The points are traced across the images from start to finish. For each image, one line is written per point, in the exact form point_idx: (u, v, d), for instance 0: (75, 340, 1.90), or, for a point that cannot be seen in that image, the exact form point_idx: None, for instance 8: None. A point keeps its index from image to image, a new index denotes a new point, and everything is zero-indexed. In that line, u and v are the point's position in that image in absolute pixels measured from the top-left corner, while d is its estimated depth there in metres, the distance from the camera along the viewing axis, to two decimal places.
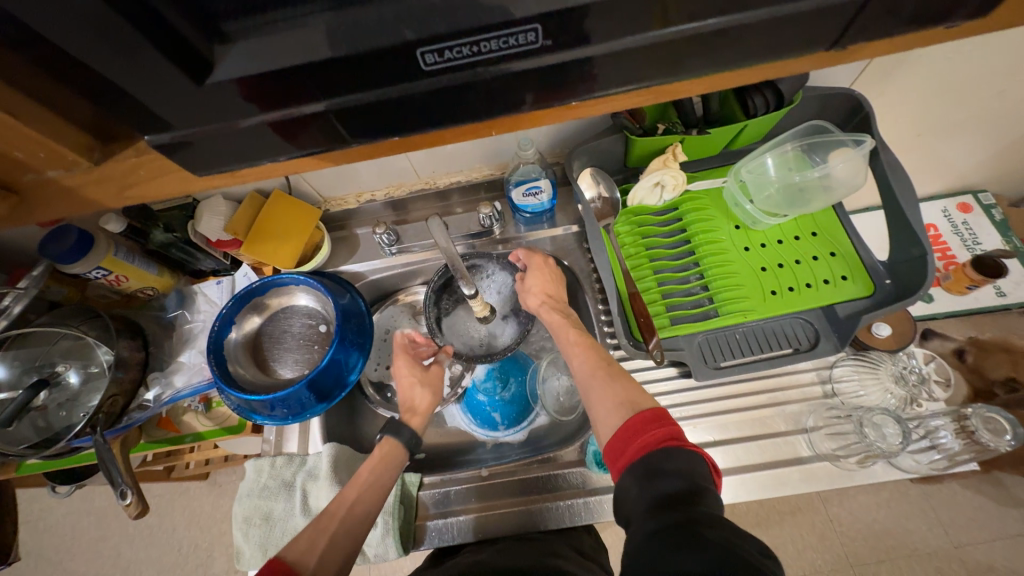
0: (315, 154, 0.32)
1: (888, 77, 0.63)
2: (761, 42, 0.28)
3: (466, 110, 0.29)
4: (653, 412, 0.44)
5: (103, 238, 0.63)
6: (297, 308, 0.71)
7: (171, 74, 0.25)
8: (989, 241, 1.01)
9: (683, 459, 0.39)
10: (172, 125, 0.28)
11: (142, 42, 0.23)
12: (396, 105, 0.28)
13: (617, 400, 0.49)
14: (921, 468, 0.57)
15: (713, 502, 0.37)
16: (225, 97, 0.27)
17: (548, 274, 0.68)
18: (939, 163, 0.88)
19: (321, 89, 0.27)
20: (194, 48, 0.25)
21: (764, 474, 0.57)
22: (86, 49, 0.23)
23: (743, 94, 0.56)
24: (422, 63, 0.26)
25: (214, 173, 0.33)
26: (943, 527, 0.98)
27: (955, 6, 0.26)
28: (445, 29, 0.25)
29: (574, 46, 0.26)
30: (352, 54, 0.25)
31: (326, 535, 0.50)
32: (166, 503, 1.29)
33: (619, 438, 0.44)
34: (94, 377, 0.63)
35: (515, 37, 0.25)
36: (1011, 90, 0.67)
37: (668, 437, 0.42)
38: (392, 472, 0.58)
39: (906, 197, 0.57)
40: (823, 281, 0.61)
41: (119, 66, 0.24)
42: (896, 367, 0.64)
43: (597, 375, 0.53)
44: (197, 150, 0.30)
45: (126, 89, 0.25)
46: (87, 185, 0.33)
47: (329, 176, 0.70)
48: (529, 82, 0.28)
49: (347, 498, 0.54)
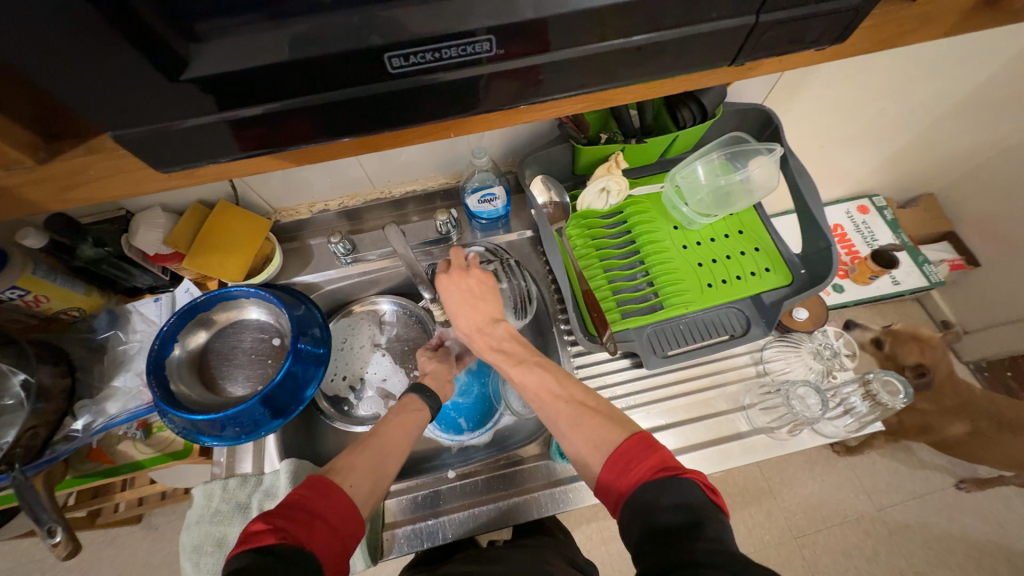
0: (280, 151, 0.33)
1: (793, 95, 0.73)
2: (678, 57, 0.32)
3: (428, 109, 0.32)
4: (634, 445, 0.44)
5: (19, 255, 0.58)
6: (247, 323, 0.68)
7: (146, 71, 0.25)
8: (884, 237, 1.17)
9: (675, 491, 0.39)
10: (138, 120, 0.27)
11: (108, 40, 0.23)
12: (364, 102, 0.30)
13: (591, 442, 0.48)
14: (838, 431, 0.66)
15: (716, 526, 0.37)
16: (190, 95, 0.27)
17: (491, 292, 0.63)
18: (839, 170, 1.01)
19: (290, 88, 0.28)
20: (168, 48, 0.25)
21: (710, 450, 0.62)
22: (49, 43, 0.22)
23: (672, 107, 0.63)
24: (389, 66, 0.28)
25: (176, 170, 0.32)
26: (865, 491, 1.11)
27: (828, 32, 0.32)
28: (410, 35, 0.27)
29: (523, 55, 0.30)
30: (324, 56, 0.27)
31: (359, 455, 0.51)
32: (90, 555, 1.15)
33: (609, 480, 0.44)
34: (8, 411, 0.57)
35: (473, 46, 0.28)
36: (887, 108, 0.80)
37: (655, 469, 0.41)
38: (416, 417, 0.59)
39: (811, 195, 0.65)
40: (750, 273, 0.69)
41: (76, 59, 0.23)
42: (814, 344, 0.73)
43: (564, 418, 0.52)
44: (160, 146, 0.29)
45: (91, 84, 0.25)
46: (30, 185, 0.31)
47: (279, 185, 0.69)
48: (483, 85, 0.31)
49: (377, 434, 0.55)
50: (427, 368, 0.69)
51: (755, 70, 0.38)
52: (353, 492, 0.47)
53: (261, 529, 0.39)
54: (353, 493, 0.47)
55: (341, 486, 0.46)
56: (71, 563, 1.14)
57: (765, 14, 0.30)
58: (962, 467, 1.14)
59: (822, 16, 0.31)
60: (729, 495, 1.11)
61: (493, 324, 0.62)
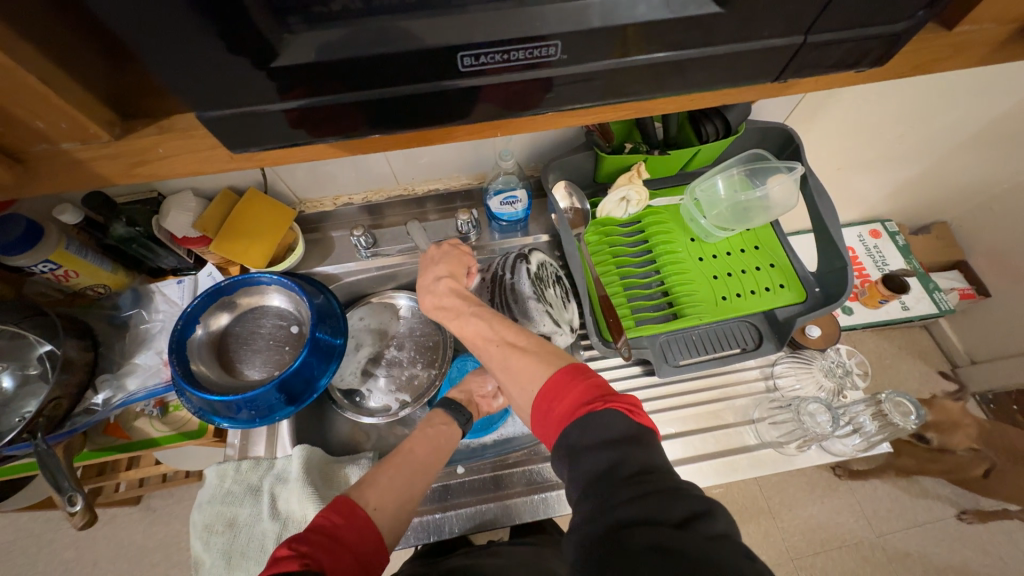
0: (341, 140, 0.34)
1: (816, 117, 0.74)
2: (723, 70, 0.34)
3: (489, 108, 0.33)
4: (556, 385, 0.44)
5: (54, 230, 0.59)
6: (267, 309, 0.69)
7: (238, 58, 0.26)
8: (895, 262, 1.17)
9: (592, 426, 0.39)
10: (223, 103, 0.29)
11: (209, 24, 0.24)
12: (429, 98, 0.31)
13: (523, 382, 0.48)
14: (845, 450, 0.66)
15: (637, 452, 0.37)
16: (274, 81, 0.28)
17: (455, 258, 0.62)
18: (855, 193, 1.02)
19: (362, 81, 0.29)
20: (262, 37, 0.26)
21: (719, 461, 0.63)
22: (160, 26, 0.24)
23: (697, 122, 0.65)
24: (460, 64, 0.29)
25: (243, 153, 0.34)
26: (865, 517, 1.11)
27: (869, 54, 0.34)
28: (482, 36, 0.28)
29: (582, 61, 0.31)
30: (402, 53, 0.28)
31: (388, 473, 0.51)
32: (86, 535, 1.16)
33: (541, 422, 0.44)
34: (32, 381, 0.58)
35: (540, 49, 0.29)
36: (907, 135, 0.81)
37: (576, 404, 0.41)
38: (445, 437, 0.59)
39: (830, 216, 0.66)
40: (765, 289, 0.70)
41: (177, 45, 0.25)
42: (825, 362, 0.74)
43: (499, 364, 0.52)
44: (234, 129, 0.31)
45: (186, 68, 0.26)
46: (103, 159, 0.33)
47: (307, 176, 0.70)
48: (548, 85, 0.32)
49: (405, 449, 0.54)
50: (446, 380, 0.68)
51: (791, 87, 0.40)
52: (377, 516, 0.46)
53: (285, 554, 0.38)
54: (376, 517, 0.46)
55: (365, 509, 0.46)
56: (66, 540, 1.14)
57: (814, 34, 0.31)
58: (965, 498, 1.13)
59: (866, 39, 0.32)
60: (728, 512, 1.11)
61: (436, 281, 0.60)
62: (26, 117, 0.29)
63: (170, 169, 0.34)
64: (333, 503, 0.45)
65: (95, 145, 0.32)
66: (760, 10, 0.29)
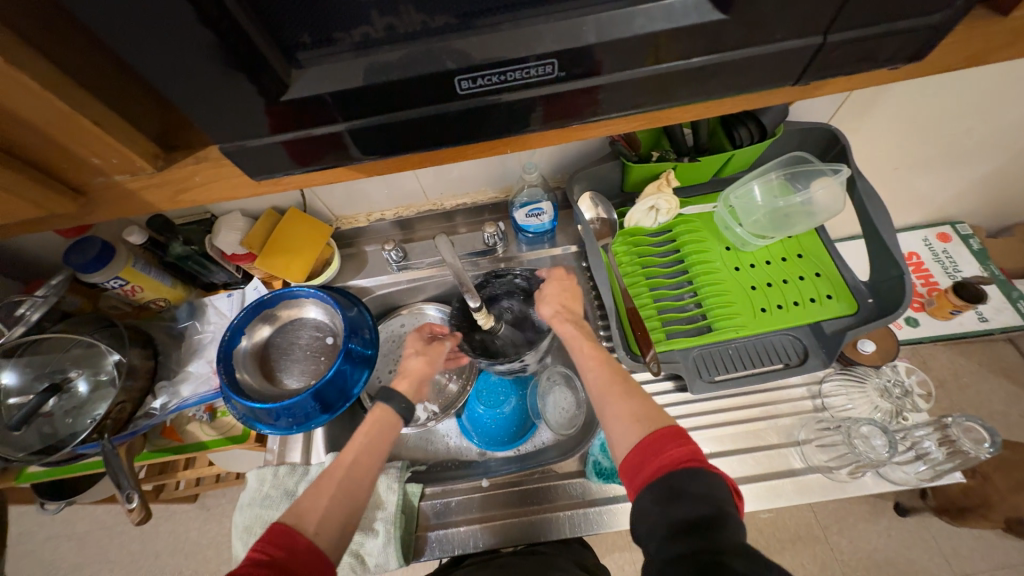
0: (346, 164, 0.36)
1: (864, 116, 0.69)
2: (738, 78, 0.32)
3: (494, 126, 0.34)
4: (672, 429, 0.42)
5: (123, 250, 0.66)
6: (306, 320, 0.73)
7: (252, 93, 0.28)
8: (969, 269, 1.06)
9: (706, 482, 0.38)
10: (242, 134, 0.31)
11: (230, 67, 0.26)
12: (431, 121, 0.32)
13: (633, 417, 0.47)
14: (908, 479, 0.60)
15: (737, 529, 0.36)
16: (289, 113, 0.30)
17: (570, 289, 0.65)
18: (917, 194, 0.93)
19: (367, 109, 0.31)
20: (274, 72, 0.28)
21: (759, 485, 0.58)
22: (187, 70, 0.26)
23: (729, 126, 0.62)
24: (459, 87, 0.30)
25: (267, 178, 0.36)
26: (942, 555, 0.99)
27: (901, 50, 0.31)
28: (480, 60, 0.29)
29: (583, 76, 0.31)
30: (404, 80, 0.29)
31: (326, 497, 0.48)
32: (150, 528, 1.25)
33: (639, 456, 0.42)
34: (103, 386, 0.63)
35: (536, 69, 0.29)
36: (977, 129, 0.74)
37: (689, 457, 0.40)
38: (388, 437, 0.56)
39: (882, 221, 0.61)
40: (810, 300, 0.65)
41: (202, 85, 0.27)
42: (880, 381, 0.69)
43: (611, 392, 0.51)
44: (257, 157, 0.33)
45: (212, 106, 0.28)
46: (149, 188, 0.37)
47: (342, 194, 0.74)
48: (549, 102, 0.32)
49: (345, 460, 0.52)
50: (409, 367, 0.64)
51: (817, 89, 0.37)
52: (317, 539, 0.44)
53: None
54: (317, 541, 0.44)
55: (305, 535, 0.44)
56: (134, 533, 1.24)
57: (833, 35, 0.30)
58: None
59: (895, 35, 0.30)
60: (777, 539, 1.02)
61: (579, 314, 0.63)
62: (84, 154, 0.33)
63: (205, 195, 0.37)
64: (270, 534, 0.44)
65: (142, 176, 0.36)
66: (770, 14, 0.28)
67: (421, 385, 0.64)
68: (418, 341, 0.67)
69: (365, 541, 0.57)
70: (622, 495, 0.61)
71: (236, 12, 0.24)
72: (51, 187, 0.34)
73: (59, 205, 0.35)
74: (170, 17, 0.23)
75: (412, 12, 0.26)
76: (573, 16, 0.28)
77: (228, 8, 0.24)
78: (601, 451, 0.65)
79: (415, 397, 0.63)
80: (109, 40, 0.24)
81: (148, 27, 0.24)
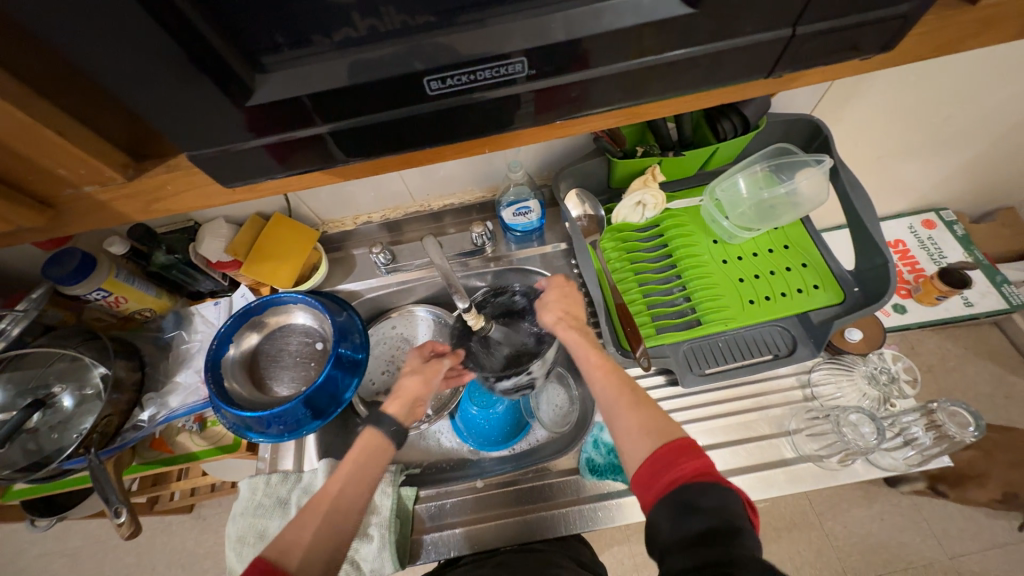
0: (321, 169, 0.36)
1: (845, 106, 0.69)
2: (713, 72, 0.32)
3: (469, 127, 0.33)
4: (684, 442, 0.43)
5: (105, 260, 0.65)
6: (295, 326, 0.72)
7: (217, 99, 0.28)
8: (953, 255, 1.07)
9: (719, 496, 0.38)
10: (208, 142, 0.30)
11: (194, 74, 0.26)
12: (403, 122, 0.32)
13: (643, 429, 0.47)
14: (896, 465, 0.60)
15: (751, 542, 0.36)
16: (256, 118, 0.30)
17: (570, 297, 0.65)
18: (900, 182, 0.94)
19: (338, 112, 0.30)
20: (238, 77, 0.27)
21: (750, 476, 0.59)
22: (149, 77, 0.25)
23: (712, 119, 0.62)
24: (428, 88, 0.30)
25: (241, 184, 0.36)
26: (934, 537, 1.01)
27: (873, 40, 0.31)
28: (449, 60, 0.28)
29: (554, 74, 0.30)
30: (374, 82, 0.29)
31: (311, 527, 0.48)
32: (146, 540, 1.24)
33: (651, 469, 0.42)
34: (88, 400, 0.62)
35: (503, 68, 0.29)
36: (957, 116, 0.74)
37: (702, 471, 0.41)
38: (377, 463, 0.55)
39: (866, 211, 0.62)
40: (797, 290, 0.65)
41: (165, 92, 0.26)
42: (868, 368, 0.70)
43: (620, 403, 0.51)
44: (229, 164, 0.33)
45: (176, 114, 0.28)
46: (121, 198, 0.36)
47: (327, 198, 0.73)
48: (521, 102, 0.32)
49: (330, 491, 0.51)
50: (404, 386, 0.63)
51: (793, 82, 0.38)
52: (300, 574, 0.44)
53: None
54: (297, 574, 0.44)
55: (286, 571, 0.44)
56: (129, 545, 1.23)
57: (804, 26, 0.30)
58: None
59: (866, 25, 0.30)
60: (772, 527, 1.04)
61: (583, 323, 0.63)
62: (50, 165, 0.32)
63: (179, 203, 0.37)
64: (253, 569, 0.44)
65: (113, 187, 0.35)
66: (740, 7, 0.28)
67: (413, 406, 0.62)
68: (416, 359, 0.66)
69: (360, 547, 0.57)
70: (618, 490, 0.62)
71: (195, 18, 0.24)
72: (17, 198, 0.34)
73: (26, 217, 0.34)
74: (125, 23, 0.23)
75: (376, 14, 0.26)
76: (542, 13, 0.28)
77: (186, 14, 0.24)
78: (594, 448, 0.65)
79: (405, 420, 0.61)
80: (65, 48, 0.24)
81: (104, 34, 0.23)
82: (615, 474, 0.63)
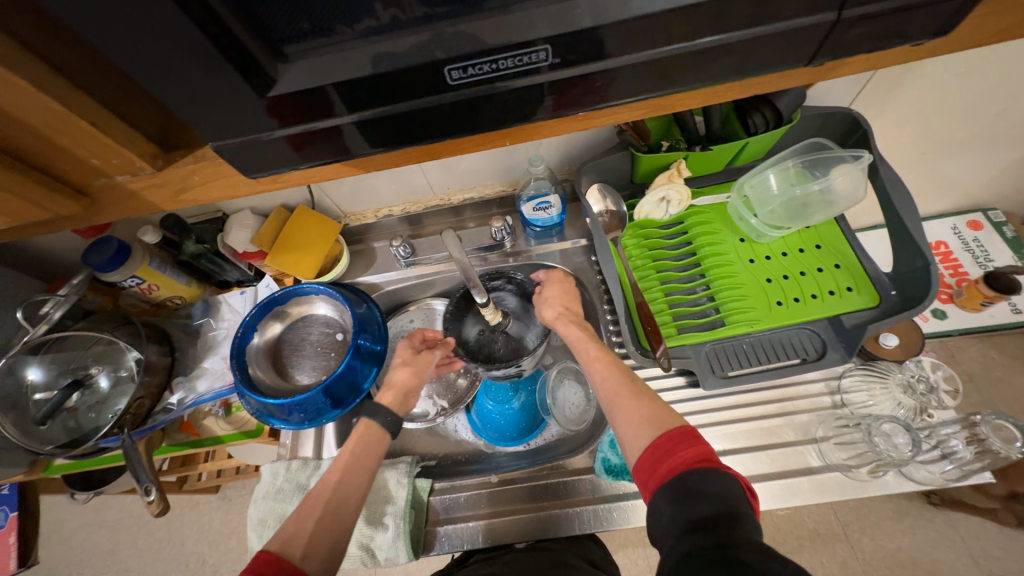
0: (341, 161, 0.36)
1: (887, 98, 0.66)
2: (748, 60, 0.31)
3: (489, 119, 0.33)
4: (682, 430, 0.42)
5: (139, 248, 0.67)
6: (316, 317, 0.73)
7: (240, 90, 0.28)
8: (1002, 258, 1.01)
9: (719, 481, 0.37)
10: (231, 132, 0.31)
11: (219, 65, 0.26)
12: (422, 113, 0.31)
13: (643, 419, 0.46)
14: (933, 479, 0.57)
15: (752, 528, 0.35)
16: (276, 109, 0.30)
17: (569, 290, 0.65)
18: (946, 180, 0.89)
19: (358, 102, 0.30)
20: (260, 68, 0.28)
21: (774, 483, 0.57)
22: (176, 68, 0.26)
23: (743, 113, 0.59)
24: (449, 78, 0.29)
25: (264, 176, 0.36)
26: (970, 555, 0.96)
27: (926, 24, 0.29)
28: (470, 49, 0.28)
29: (578, 63, 0.30)
30: (394, 72, 0.29)
31: (312, 520, 0.48)
32: (176, 517, 1.30)
33: (651, 458, 0.41)
34: (123, 381, 0.65)
35: (527, 56, 0.28)
36: (1012, 109, 0.69)
37: (701, 458, 0.39)
38: (375, 452, 0.57)
39: (907, 210, 0.58)
40: (829, 293, 0.62)
41: (192, 82, 0.27)
42: (904, 376, 0.65)
43: (620, 394, 0.50)
44: (249, 154, 0.33)
45: (200, 103, 0.28)
46: (151, 188, 0.37)
47: (350, 190, 0.74)
48: (542, 93, 0.31)
49: (329, 482, 0.52)
50: (395, 378, 0.64)
51: (832, 70, 0.35)
52: (304, 565, 0.45)
53: None
54: (304, 566, 0.45)
55: (292, 562, 0.44)
56: (161, 521, 1.29)
57: (849, 10, 0.28)
58: None
59: (919, 8, 0.28)
60: (795, 537, 1.00)
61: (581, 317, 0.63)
62: (85, 154, 0.34)
63: (207, 193, 0.38)
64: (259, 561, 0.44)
65: (143, 177, 0.37)
66: None
67: (406, 396, 0.64)
68: (408, 351, 0.67)
69: (375, 536, 0.57)
70: (634, 492, 0.61)
71: (219, 8, 0.24)
72: (52, 186, 0.35)
73: (62, 204, 0.36)
74: (152, 14, 0.23)
75: (404, 4, 0.26)
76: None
77: (210, 4, 0.24)
78: (610, 447, 0.63)
79: (399, 408, 0.63)
80: (95, 38, 0.24)
81: (134, 25, 0.23)
82: (632, 476, 0.61)
